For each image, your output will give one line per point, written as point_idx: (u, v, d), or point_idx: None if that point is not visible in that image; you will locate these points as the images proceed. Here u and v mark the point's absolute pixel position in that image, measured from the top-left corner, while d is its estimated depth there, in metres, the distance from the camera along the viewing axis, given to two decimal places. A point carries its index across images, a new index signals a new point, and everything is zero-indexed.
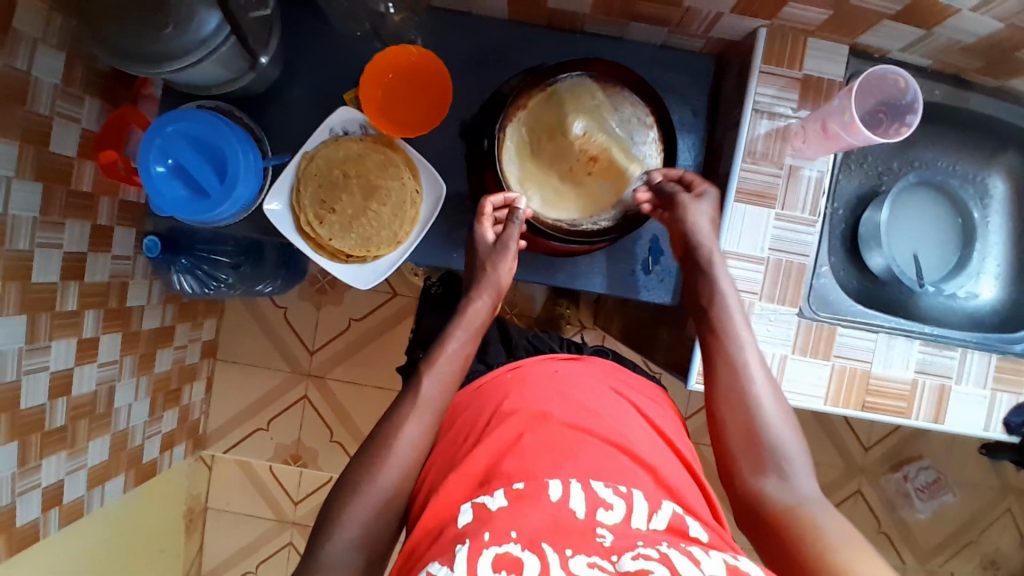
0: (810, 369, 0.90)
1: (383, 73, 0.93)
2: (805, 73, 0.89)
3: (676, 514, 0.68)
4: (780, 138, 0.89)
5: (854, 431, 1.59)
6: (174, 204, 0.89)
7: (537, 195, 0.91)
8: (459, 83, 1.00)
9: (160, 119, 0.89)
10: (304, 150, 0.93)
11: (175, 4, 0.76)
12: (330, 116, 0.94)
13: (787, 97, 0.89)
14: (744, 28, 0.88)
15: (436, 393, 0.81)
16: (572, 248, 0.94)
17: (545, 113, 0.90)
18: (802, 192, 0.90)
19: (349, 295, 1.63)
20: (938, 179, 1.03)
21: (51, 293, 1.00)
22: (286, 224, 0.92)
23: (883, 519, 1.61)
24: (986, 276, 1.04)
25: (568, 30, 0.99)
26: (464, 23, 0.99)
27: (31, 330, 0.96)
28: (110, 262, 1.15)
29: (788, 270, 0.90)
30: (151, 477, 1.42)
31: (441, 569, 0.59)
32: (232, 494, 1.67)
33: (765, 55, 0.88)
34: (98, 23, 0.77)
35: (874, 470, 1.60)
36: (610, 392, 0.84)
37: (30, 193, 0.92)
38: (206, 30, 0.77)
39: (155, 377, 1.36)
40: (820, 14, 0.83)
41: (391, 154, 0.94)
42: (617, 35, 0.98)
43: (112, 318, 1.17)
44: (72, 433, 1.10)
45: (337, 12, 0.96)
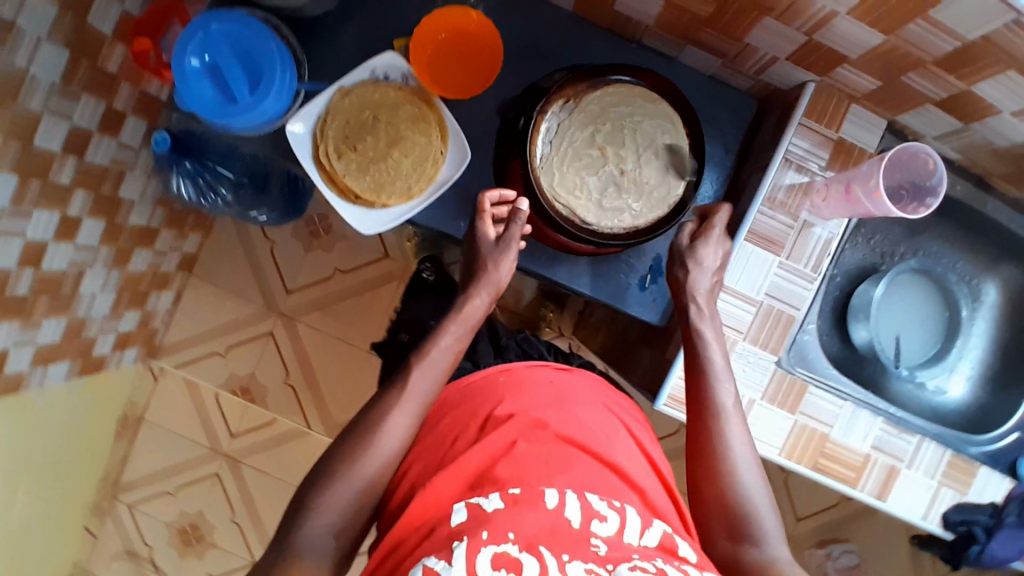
0: (774, 417, 0.92)
1: (437, 33, 0.93)
2: (841, 135, 0.92)
3: (667, 534, 0.70)
4: (803, 191, 0.92)
5: (792, 499, 1.61)
6: (201, 102, 0.88)
7: (562, 189, 0.91)
8: (509, 60, 1.00)
9: (206, 15, 0.88)
10: (341, 83, 0.92)
11: None
12: (375, 58, 0.93)
13: (817, 154, 0.92)
14: (794, 78, 0.91)
15: (427, 386, 0.81)
16: (578, 246, 0.95)
17: (586, 109, 0.91)
18: (810, 246, 0.92)
19: (341, 245, 1.62)
20: (937, 271, 1.06)
21: (48, 161, 0.96)
22: (305, 148, 0.91)
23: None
24: (958, 374, 1.07)
25: (625, 38, 1.01)
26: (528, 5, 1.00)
27: (18, 192, 0.93)
28: (114, 147, 1.12)
29: (777, 319, 0.92)
30: (96, 372, 1.39)
31: (438, 564, 0.60)
32: (171, 413, 1.63)
33: (808, 108, 0.90)
34: None
35: (802, 542, 1.62)
36: (601, 409, 0.87)
37: (55, 55, 0.90)
38: None
39: (127, 275, 1.33)
40: (871, 82, 0.86)
41: (426, 110, 0.95)
42: (671, 56, 1.00)
43: (100, 203, 1.14)
44: (31, 306, 1.07)
45: None
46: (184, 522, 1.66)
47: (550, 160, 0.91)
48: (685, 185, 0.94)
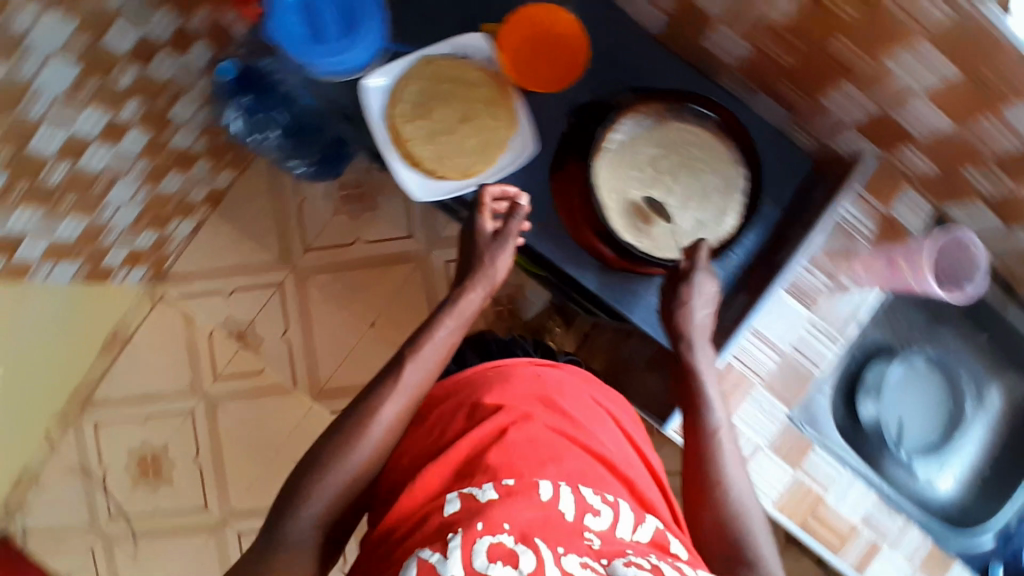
0: (776, 467, 0.99)
1: (526, 27, 0.99)
2: (891, 212, 0.98)
3: (658, 529, 0.77)
4: (847, 255, 0.98)
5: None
6: (290, 36, 0.92)
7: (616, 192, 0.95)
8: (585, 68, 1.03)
9: None
10: (426, 52, 0.97)
11: None
12: (462, 36, 0.98)
13: (866, 222, 0.98)
14: (854, 147, 0.99)
15: (417, 376, 0.85)
16: (613, 258, 0.96)
17: (654, 128, 0.98)
18: (840, 308, 1.00)
19: (372, 214, 1.62)
20: (950, 364, 1.10)
21: (114, 61, 0.95)
22: (377, 105, 0.96)
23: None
24: (951, 469, 1.11)
25: (705, 76, 1.06)
26: (617, 18, 1.04)
27: (79, 83, 0.91)
28: (178, 65, 1.11)
29: (796, 372, 1.00)
30: (99, 281, 1.37)
31: (433, 556, 0.64)
32: (160, 341, 1.62)
33: (866, 179, 0.98)
34: None
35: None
36: (588, 400, 0.89)
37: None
38: None
39: (155, 194, 1.30)
40: (929, 168, 0.93)
41: (500, 96, 0.99)
42: (745, 101, 1.06)
43: (151, 116, 1.13)
44: (57, 200, 1.04)
45: None
46: (143, 453, 1.62)
47: (613, 165, 0.96)
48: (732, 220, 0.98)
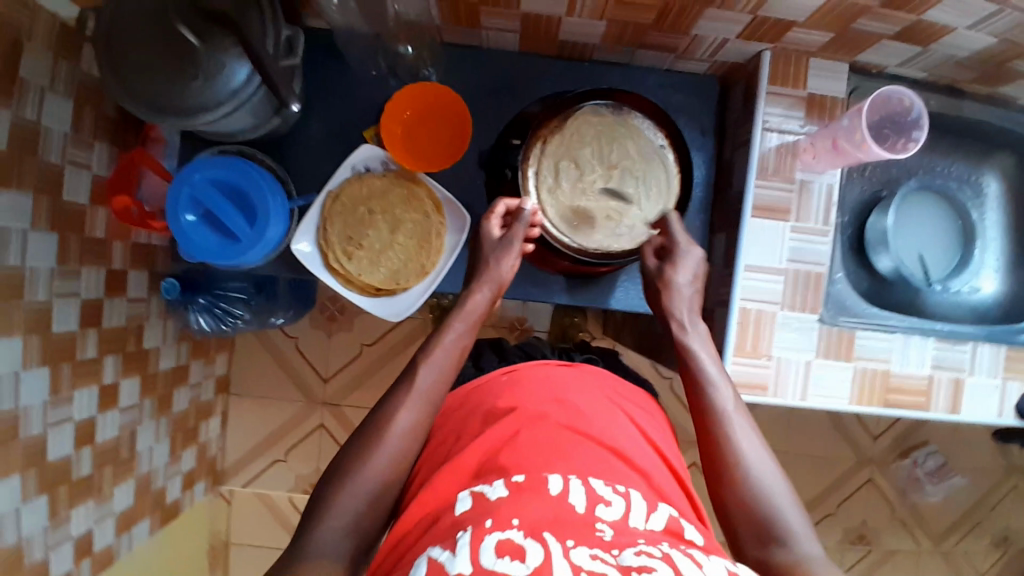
0: (832, 374, 0.77)
1: (401, 112, 0.80)
2: (810, 92, 0.78)
3: (674, 516, 0.61)
4: (790, 153, 0.77)
5: (873, 432, 1.31)
6: (214, 252, 0.75)
7: (771, 208, 0.76)
8: (554, 65, 0.85)
9: (190, 165, 0.74)
10: (329, 187, 0.81)
11: (204, 54, 0.65)
12: (352, 152, 0.81)
13: (794, 115, 0.77)
14: (749, 52, 0.78)
15: (433, 376, 0.71)
16: (596, 269, 0.81)
17: (564, 159, 0.76)
18: (814, 203, 0.76)
19: (362, 319, 1.37)
20: (935, 183, 0.87)
21: (71, 342, 0.94)
22: (314, 263, 0.80)
23: (900, 513, 1.33)
24: (986, 268, 0.88)
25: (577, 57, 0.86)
26: (472, 56, 0.85)
27: (52, 382, 0.92)
28: (127, 305, 1.04)
29: (806, 282, 0.76)
30: (174, 519, 1.24)
31: (442, 553, 0.52)
32: (256, 531, 1.39)
33: (772, 75, 0.77)
34: (125, 72, 0.66)
35: (887, 461, 1.32)
36: (602, 398, 0.75)
37: (39, 58, 0.85)
38: (237, 81, 0.66)
39: (174, 418, 1.19)
40: (822, 36, 0.73)
41: (415, 189, 0.83)
42: (624, 61, 0.85)
43: (132, 362, 1.06)
44: (98, 481, 1.03)
45: (497, 34, 0.81)
46: None
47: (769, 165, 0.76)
48: (776, 159, 0.77)
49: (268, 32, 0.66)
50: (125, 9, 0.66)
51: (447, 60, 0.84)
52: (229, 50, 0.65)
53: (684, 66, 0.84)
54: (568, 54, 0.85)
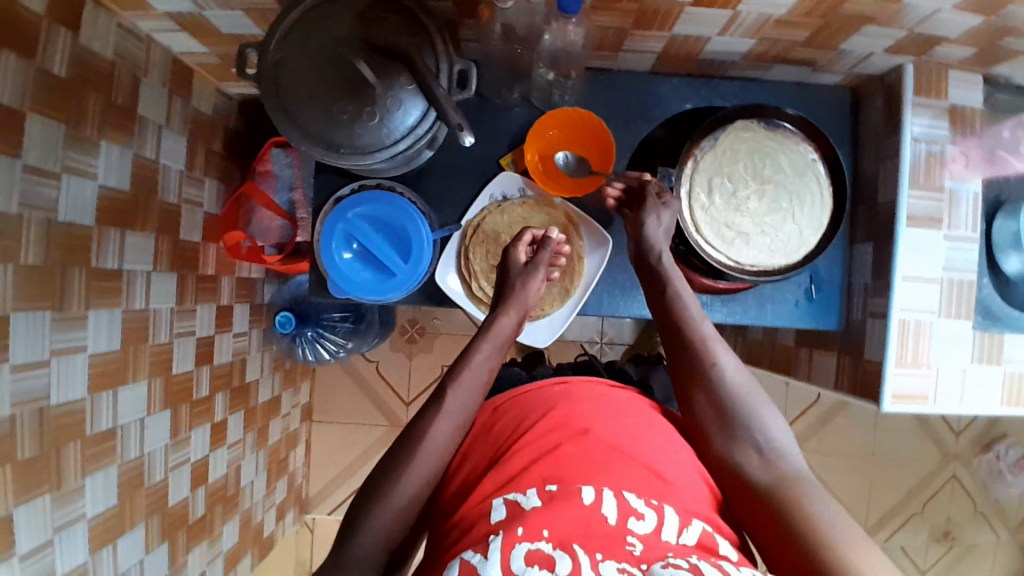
0: (983, 379, 0.78)
1: (546, 131, 0.82)
2: (953, 102, 0.78)
3: (707, 531, 0.62)
4: (938, 162, 0.77)
5: (954, 429, 1.34)
6: (371, 288, 0.76)
7: (923, 219, 0.77)
8: (684, 83, 0.85)
9: (343, 202, 0.76)
10: (468, 218, 0.83)
11: (380, 92, 0.65)
12: (489, 181, 0.84)
13: (937, 129, 0.78)
14: (889, 63, 0.78)
15: (464, 399, 0.70)
16: (732, 285, 0.81)
17: (719, 172, 0.76)
18: (962, 211, 0.77)
19: (442, 339, 1.35)
20: None
21: (187, 382, 0.92)
22: (457, 293, 0.82)
23: (982, 508, 1.35)
24: None
25: (707, 74, 0.86)
26: (601, 78, 0.85)
27: (174, 423, 0.89)
28: (233, 339, 1.02)
29: (958, 290, 0.77)
30: (270, 550, 1.21)
31: (475, 558, 0.56)
32: None
33: (915, 88, 0.77)
34: (300, 114, 0.65)
35: (968, 456, 1.34)
36: (652, 412, 0.75)
37: (154, 95, 0.82)
38: (413, 119, 0.66)
39: (269, 450, 1.16)
40: (966, 51, 0.73)
41: (553, 213, 0.84)
42: (754, 75, 0.85)
43: (237, 396, 1.04)
44: (210, 521, 0.99)
45: (629, 55, 0.81)
46: None
47: (917, 177, 0.77)
48: (922, 171, 0.77)
49: (441, 66, 0.66)
50: (298, 45, 0.65)
51: (576, 83, 0.84)
52: (403, 87, 0.65)
53: (814, 78, 0.84)
54: (697, 70, 0.84)
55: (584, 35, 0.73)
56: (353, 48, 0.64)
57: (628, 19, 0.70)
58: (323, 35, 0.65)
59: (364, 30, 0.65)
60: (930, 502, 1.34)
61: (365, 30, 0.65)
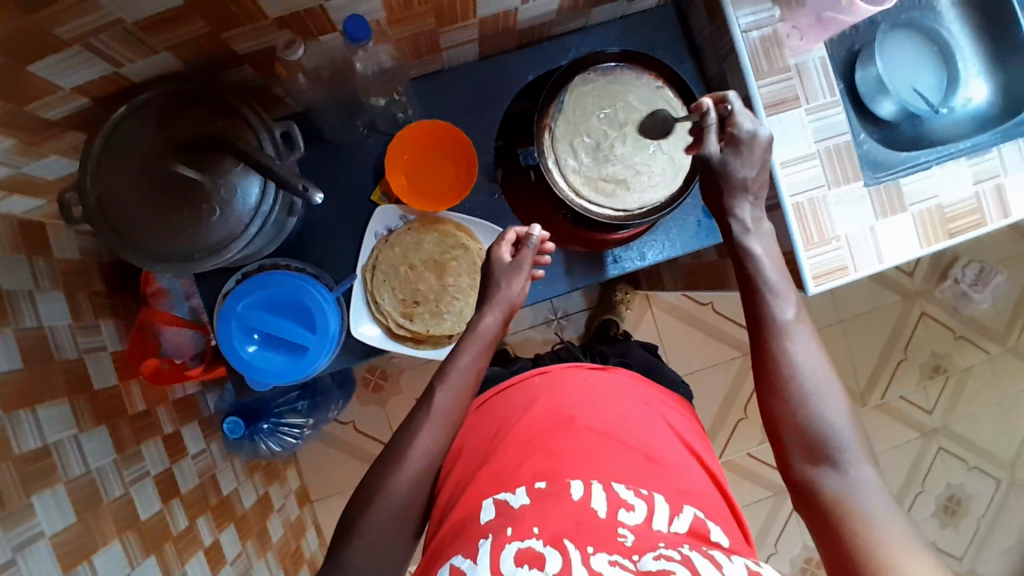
0: (893, 229, 0.79)
1: (400, 156, 0.81)
2: None
3: (698, 517, 0.64)
4: (775, 43, 0.78)
5: (907, 271, 1.36)
6: (289, 369, 0.74)
7: (782, 102, 0.77)
8: (516, 57, 0.85)
9: (228, 298, 0.74)
10: (360, 264, 0.82)
11: (212, 186, 0.63)
12: (369, 221, 0.82)
13: (764, 12, 0.77)
14: None
15: (451, 400, 0.70)
16: (630, 232, 0.81)
17: (575, 132, 0.76)
18: (815, 79, 0.78)
19: (406, 375, 1.34)
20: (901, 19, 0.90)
21: (162, 521, 0.89)
22: (379, 339, 0.81)
23: (961, 332, 1.38)
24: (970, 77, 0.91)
25: (533, 41, 0.85)
26: (435, 83, 0.84)
27: (164, 565, 0.87)
28: (192, 462, 1.00)
29: (838, 155, 0.78)
30: None
31: (465, 562, 0.57)
32: None
33: None
34: (140, 238, 0.63)
35: (929, 289, 1.37)
36: (645, 404, 0.77)
37: (12, 264, 0.79)
38: (254, 196, 0.65)
39: (278, 548, 1.14)
40: None
41: (440, 228, 0.83)
42: (577, 26, 0.84)
43: (220, 513, 1.02)
44: None
45: (450, 53, 0.80)
46: None
47: (760, 65, 0.77)
48: (763, 58, 0.77)
49: (262, 136, 0.65)
50: (112, 174, 0.63)
51: (413, 98, 0.83)
52: (231, 170, 0.64)
53: (633, 7, 0.84)
54: (521, 41, 0.84)
55: (396, 50, 0.72)
56: (166, 156, 0.63)
57: (429, 19, 0.69)
58: (132, 155, 0.63)
59: (169, 132, 0.63)
60: (912, 345, 1.36)
61: (170, 134, 0.63)
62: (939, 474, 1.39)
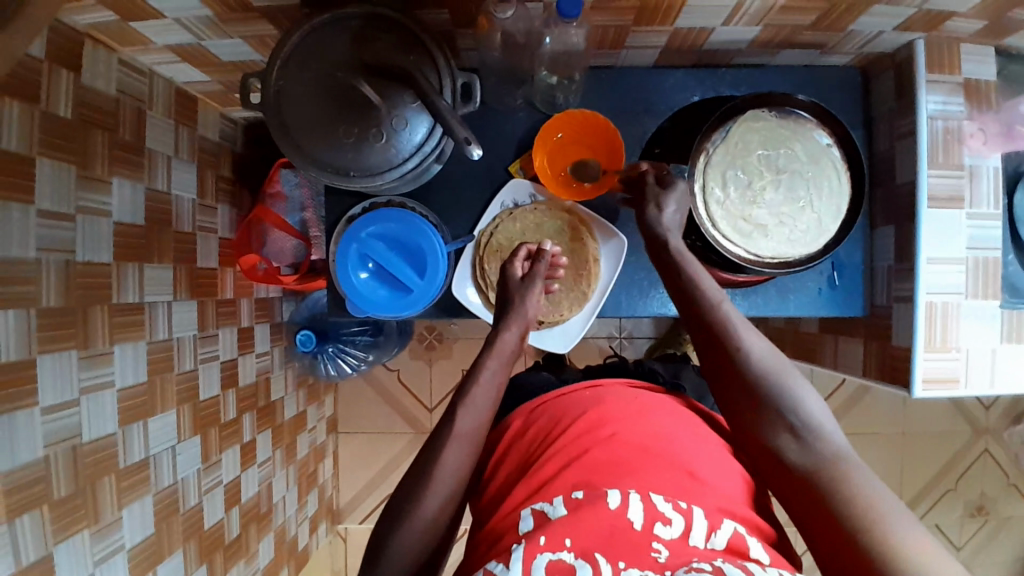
0: (1014, 357, 0.77)
1: (552, 135, 0.82)
2: (967, 76, 0.75)
3: (739, 532, 0.61)
4: (956, 139, 0.75)
5: (983, 404, 1.32)
6: (390, 307, 0.75)
7: (945, 199, 0.75)
8: (689, 74, 0.84)
9: (354, 222, 0.76)
10: (480, 229, 0.83)
11: (384, 112, 0.65)
12: (499, 189, 0.83)
13: (954, 104, 0.75)
14: (897, 41, 0.76)
15: (474, 420, 0.66)
16: (750, 279, 0.80)
17: (731, 166, 0.75)
18: (984, 186, 0.76)
19: (462, 346, 1.35)
20: None
21: (215, 406, 0.92)
22: (475, 304, 0.82)
23: (1017, 482, 1.33)
24: None
25: (711, 65, 0.85)
26: (604, 77, 0.84)
27: (204, 448, 0.90)
28: (256, 360, 1.03)
29: (984, 269, 0.76)
30: (306, 564, 1.21)
31: (498, 566, 0.57)
32: None
33: (927, 65, 0.75)
34: (302, 139, 0.66)
35: (999, 429, 1.32)
36: (688, 422, 0.73)
37: (160, 127, 0.83)
38: (419, 136, 0.66)
39: (298, 466, 1.17)
40: (975, 25, 0.71)
41: (566, 217, 0.83)
42: (759, 63, 0.83)
43: (263, 416, 1.05)
44: (246, 541, 0.99)
45: (630, 53, 0.80)
46: None
47: (936, 156, 0.75)
48: (939, 149, 0.75)
49: (444, 81, 0.66)
50: (298, 70, 0.65)
51: (580, 85, 0.83)
52: (407, 105, 0.65)
53: (821, 60, 0.82)
54: (700, 62, 0.83)
55: (585, 36, 0.72)
56: (353, 70, 0.65)
57: (630, 16, 0.69)
58: (323, 60, 0.65)
59: (361, 49, 0.65)
60: (965, 478, 1.32)
61: (363, 51, 0.65)
62: None
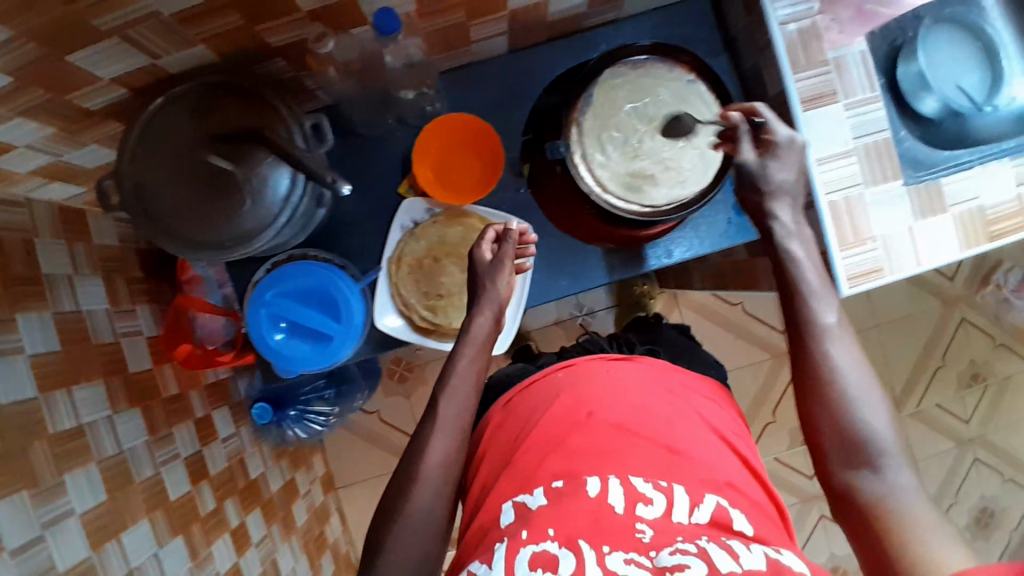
0: (931, 230, 0.77)
1: (428, 148, 0.81)
2: None
3: (722, 505, 0.61)
4: (814, 37, 0.75)
5: (947, 274, 1.32)
6: (315, 359, 0.75)
7: (819, 97, 0.75)
8: (545, 49, 0.84)
9: (256, 286, 0.75)
10: (386, 256, 0.82)
11: (243, 176, 0.65)
12: (395, 212, 0.82)
13: (802, 3, 0.75)
14: None
15: (454, 408, 0.69)
16: (658, 230, 0.80)
17: (605, 125, 0.75)
18: (854, 74, 0.76)
19: (432, 369, 1.36)
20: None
21: (190, 503, 0.91)
22: (403, 331, 0.82)
23: (1001, 340, 1.33)
24: None
25: (564, 34, 0.84)
26: (464, 76, 0.84)
27: (191, 546, 0.89)
28: (223, 446, 1.03)
29: (878, 154, 0.76)
30: None
31: (481, 566, 0.57)
32: None
33: None
34: (171, 226, 0.65)
35: (970, 294, 1.32)
36: (664, 395, 0.71)
37: (55, 249, 0.82)
38: (284, 187, 0.66)
39: (301, 533, 1.16)
40: None
41: (466, 221, 0.83)
42: (609, 19, 0.83)
43: (246, 496, 1.04)
44: None
45: (480, 46, 0.79)
46: None
47: (798, 60, 0.75)
48: (800, 52, 0.75)
49: (292, 127, 0.65)
50: (151, 158, 0.64)
51: (443, 90, 0.83)
52: (263, 160, 0.65)
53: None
54: (552, 34, 0.83)
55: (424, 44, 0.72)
56: (202, 146, 0.64)
57: (459, 12, 0.68)
58: (172, 142, 0.64)
59: (204, 122, 0.65)
60: (951, 350, 1.32)
61: (207, 123, 0.65)
62: (973, 485, 1.34)
